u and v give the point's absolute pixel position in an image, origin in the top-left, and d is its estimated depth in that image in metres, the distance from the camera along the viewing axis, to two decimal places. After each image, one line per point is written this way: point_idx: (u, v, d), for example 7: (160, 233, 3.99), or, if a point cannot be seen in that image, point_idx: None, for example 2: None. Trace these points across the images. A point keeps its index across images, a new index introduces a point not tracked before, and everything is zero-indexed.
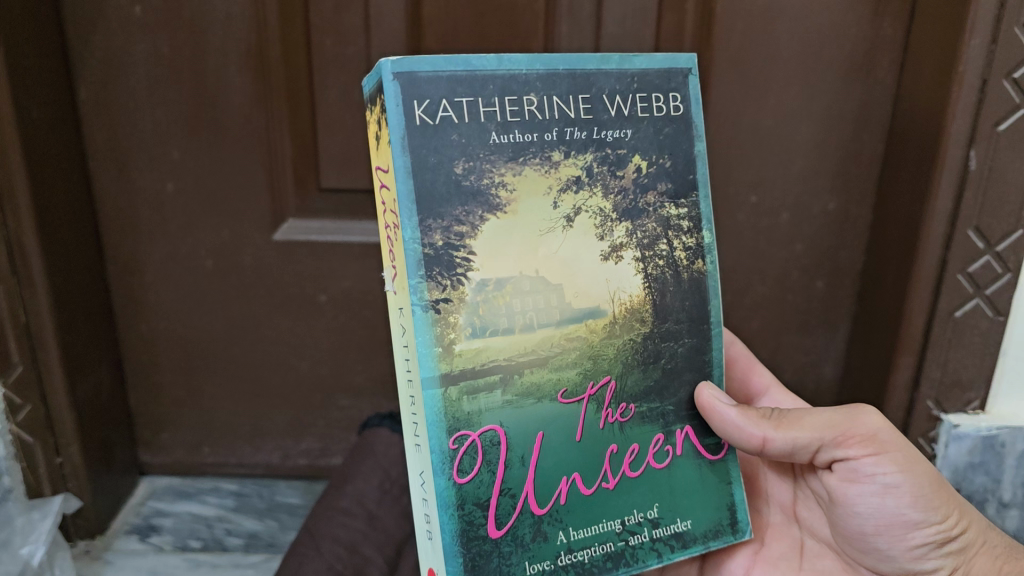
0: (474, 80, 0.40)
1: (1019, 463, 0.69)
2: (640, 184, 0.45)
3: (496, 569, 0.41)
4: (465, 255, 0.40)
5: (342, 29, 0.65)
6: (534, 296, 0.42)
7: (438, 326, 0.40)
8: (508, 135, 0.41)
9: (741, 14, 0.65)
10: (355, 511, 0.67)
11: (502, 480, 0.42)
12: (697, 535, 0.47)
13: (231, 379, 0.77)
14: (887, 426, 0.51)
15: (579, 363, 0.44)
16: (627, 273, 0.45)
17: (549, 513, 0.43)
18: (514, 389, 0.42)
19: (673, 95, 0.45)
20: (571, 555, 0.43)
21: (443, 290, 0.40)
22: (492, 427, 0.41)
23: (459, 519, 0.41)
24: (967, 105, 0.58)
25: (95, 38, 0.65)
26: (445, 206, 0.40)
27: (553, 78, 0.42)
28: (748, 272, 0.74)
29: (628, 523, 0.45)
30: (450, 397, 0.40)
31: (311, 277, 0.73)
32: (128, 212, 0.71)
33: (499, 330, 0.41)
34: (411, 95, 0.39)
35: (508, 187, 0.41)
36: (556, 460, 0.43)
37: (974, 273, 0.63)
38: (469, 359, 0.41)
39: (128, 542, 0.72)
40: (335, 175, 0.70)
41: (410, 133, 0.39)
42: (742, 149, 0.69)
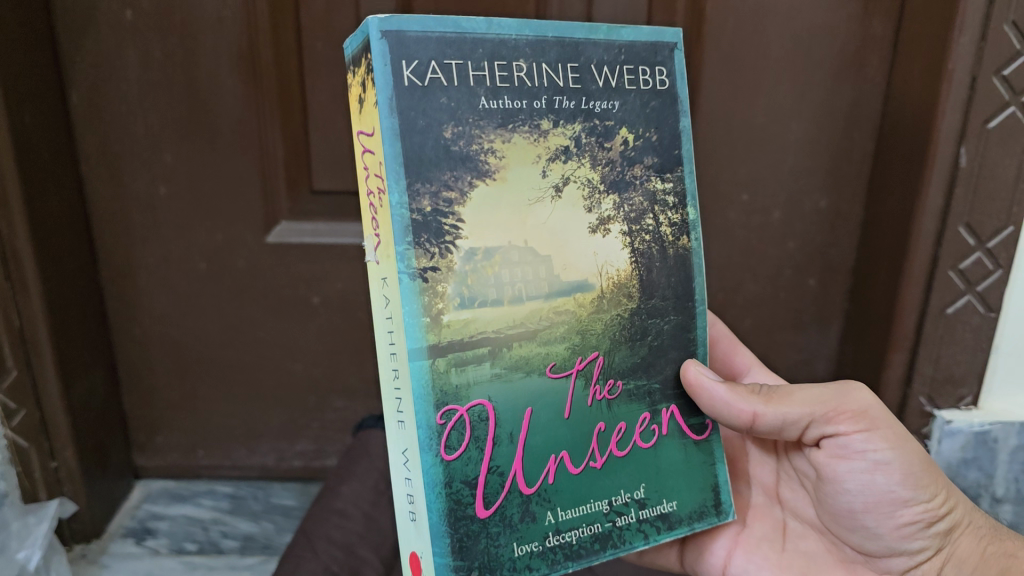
0: (463, 44, 0.39)
1: (1012, 458, 0.69)
2: (627, 157, 0.44)
3: (485, 550, 0.40)
4: (453, 222, 0.39)
5: (333, 32, 0.65)
6: (523, 267, 0.41)
7: (426, 296, 0.38)
8: (496, 101, 0.40)
9: (731, 13, 0.65)
10: (350, 512, 0.67)
11: (490, 457, 0.41)
12: (683, 516, 0.46)
13: (225, 382, 0.77)
14: (878, 404, 0.51)
15: (568, 337, 0.43)
16: (614, 247, 0.45)
17: (538, 493, 0.42)
18: (503, 362, 0.41)
19: (659, 68, 0.45)
20: (559, 536, 0.42)
21: (431, 258, 0.39)
22: (481, 402, 0.40)
23: (446, 498, 0.39)
24: (957, 102, 0.59)
25: (87, 43, 0.65)
26: (434, 170, 0.39)
27: (542, 45, 0.41)
28: (740, 270, 0.74)
29: (615, 503, 0.44)
30: (438, 369, 0.39)
31: (305, 279, 0.73)
32: (121, 216, 0.71)
33: (487, 301, 0.40)
34: (400, 55, 0.37)
35: (497, 154, 0.40)
36: (545, 438, 0.42)
37: (965, 270, 0.63)
38: (457, 330, 0.39)
39: (124, 545, 0.72)
40: (328, 177, 0.70)
41: (399, 93, 0.37)
42: (733, 147, 0.69)
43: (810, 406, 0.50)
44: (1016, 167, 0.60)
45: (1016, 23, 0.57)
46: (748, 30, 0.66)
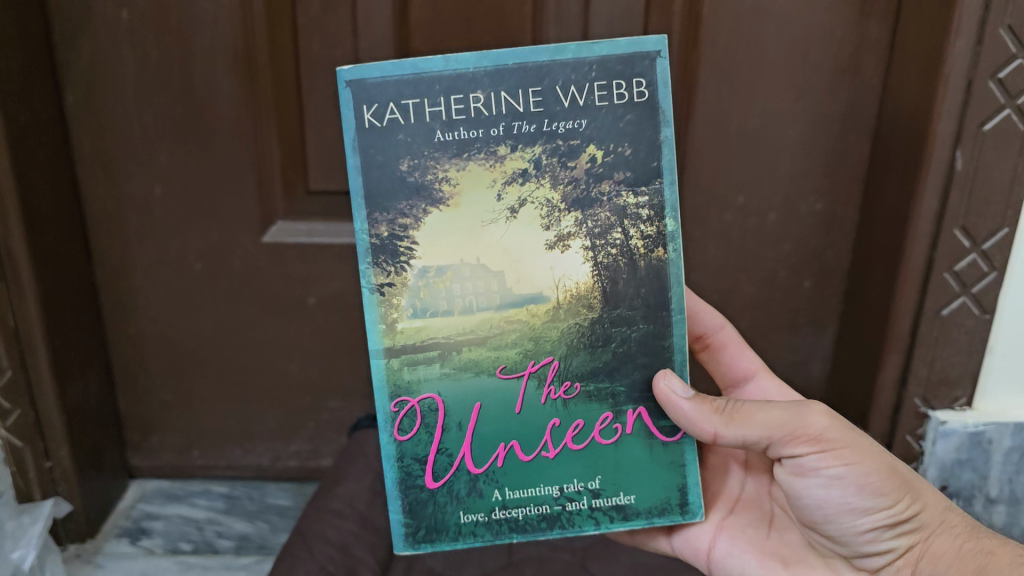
0: (421, 83, 0.44)
1: (1006, 459, 0.69)
2: (594, 174, 0.45)
3: (432, 514, 0.47)
4: (407, 245, 0.45)
5: (330, 33, 0.65)
6: (474, 282, 0.46)
7: (382, 306, 0.45)
8: (451, 133, 0.44)
9: (729, 15, 0.65)
10: (346, 512, 0.67)
11: (440, 440, 0.47)
12: (640, 510, 0.48)
13: (221, 382, 0.77)
14: (834, 422, 0.49)
15: (520, 343, 0.46)
16: (574, 261, 0.46)
17: (486, 473, 0.47)
18: (454, 363, 0.46)
19: (636, 80, 0.44)
20: (505, 511, 0.47)
21: (387, 275, 0.45)
22: (431, 395, 0.46)
23: (399, 469, 0.47)
24: (953, 105, 0.59)
25: (82, 42, 0.65)
26: (391, 199, 0.45)
27: (502, 73, 0.44)
28: (735, 271, 0.74)
29: (566, 490, 0.47)
30: (392, 367, 0.46)
31: (301, 280, 0.73)
32: (116, 215, 0.70)
33: (438, 311, 0.46)
34: (362, 100, 0.44)
35: (451, 182, 0.45)
36: (495, 428, 0.47)
37: (960, 272, 0.63)
38: (410, 335, 0.46)
39: (119, 545, 0.72)
40: (325, 177, 0.70)
41: (361, 132, 0.44)
42: (730, 149, 0.69)
43: (765, 432, 0.49)
44: (1012, 169, 0.61)
45: (1012, 27, 0.57)
46: (745, 32, 0.66)
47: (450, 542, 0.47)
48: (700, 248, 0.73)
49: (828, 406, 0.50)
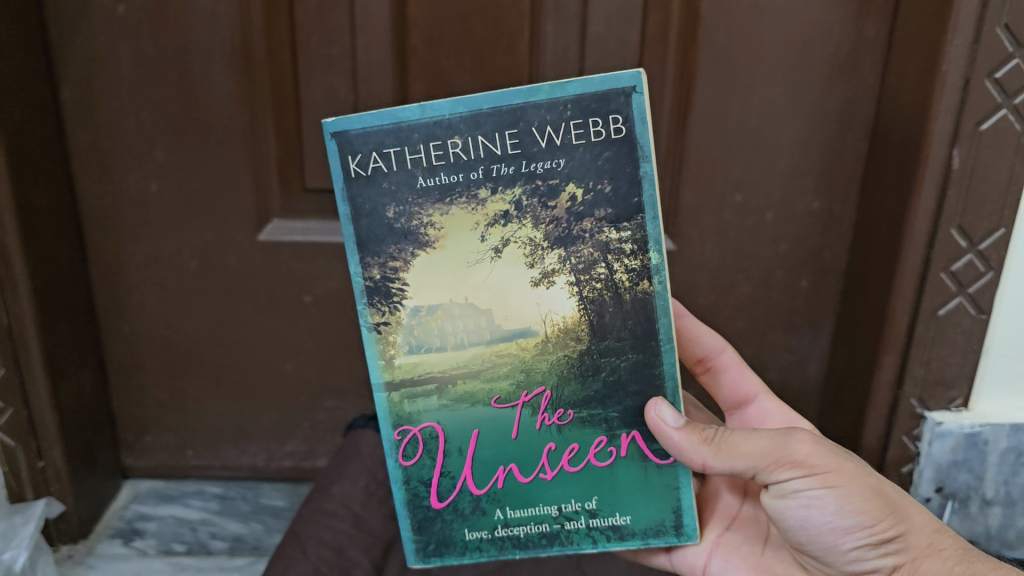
0: (400, 132, 0.43)
1: (1001, 461, 0.69)
2: (575, 212, 0.44)
3: (440, 531, 0.48)
4: (399, 286, 0.45)
5: (328, 30, 0.65)
6: (464, 319, 0.46)
7: (380, 344, 0.46)
8: (434, 178, 0.44)
9: (727, 14, 0.65)
10: (341, 512, 0.67)
11: (442, 464, 0.47)
12: (636, 530, 0.48)
13: (215, 381, 0.77)
14: (820, 449, 0.49)
15: (512, 374, 0.46)
16: (560, 297, 0.46)
17: (488, 494, 0.47)
18: (450, 394, 0.46)
19: (612, 117, 0.43)
20: (507, 529, 0.48)
21: (383, 314, 0.45)
22: (430, 424, 0.47)
23: (406, 491, 0.48)
24: (949, 105, 0.59)
25: (78, 37, 0.64)
26: (381, 244, 0.45)
27: (478, 118, 0.43)
28: (732, 271, 0.74)
29: (564, 510, 0.47)
30: (392, 400, 0.46)
31: (296, 278, 0.73)
32: (111, 213, 0.70)
33: (432, 347, 0.46)
34: (346, 153, 0.43)
35: (436, 227, 0.44)
36: (493, 452, 0.47)
37: (956, 272, 0.64)
38: (408, 370, 0.46)
39: (111, 546, 0.72)
40: (321, 175, 0.70)
41: (348, 184, 0.44)
42: (727, 149, 0.69)
43: (751, 460, 0.48)
44: (1008, 169, 0.61)
45: (1009, 26, 0.58)
46: (743, 31, 0.66)
47: (457, 556, 0.48)
48: (697, 248, 0.73)
49: (812, 433, 0.50)
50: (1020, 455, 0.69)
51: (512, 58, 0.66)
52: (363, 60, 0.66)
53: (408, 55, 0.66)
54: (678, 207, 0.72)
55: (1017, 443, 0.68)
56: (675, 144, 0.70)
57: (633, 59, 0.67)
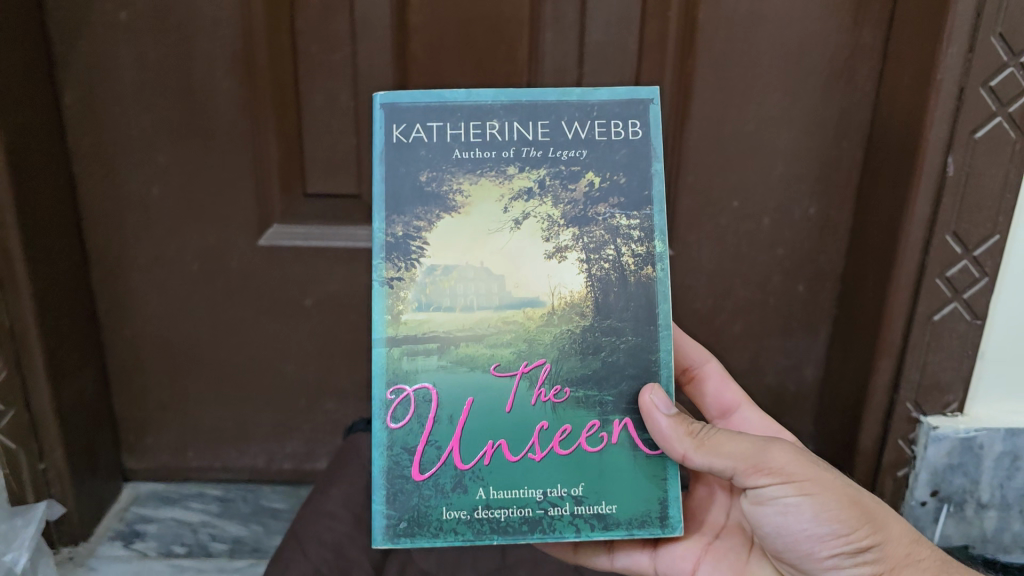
0: (445, 110, 0.46)
1: (996, 464, 0.70)
2: (592, 197, 0.46)
3: (415, 507, 0.46)
4: (419, 244, 0.46)
5: (330, 36, 0.66)
6: (476, 283, 0.46)
7: (389, 298, 0.45)
8: (468, 153, 0.46)
9: (724, 22, 0.66)
10: (340, 514, 0.67)
11: (429, 432, 0.46)
12: (621, 520, 0.47)
13: (216, 383, 0.77)
14: (797, 457, 0.49)
15: (514, 343, 0.46)
16: (570, 272, 0.46)
17: (472, 470, 0.46)
18: (451, 356, 0.46)
19: (631, 121, 0.46)
20: (488, 511, 0.46)
21: (398, 270, 0.45)
22: (426, 386, 0.46)
23: (388, 458, 0.46)
24: (945, 112, 0.60)
25: (81, 43, 0.65)
26: (408, 204, 0.45)
27: (515, 108, 0.46)
28: (729, 276, 0.75)
29: (549, 495, 0.46)
30: (392, 356, 0.45)
31: (297, 282, 0.73)
32: (113, 216, 0.70)
33: (441, 307, 0.46)
34: (392, 120, 0.46)
35: (463, 194, 0.46)
36: (485, 425, 0.46)
37: (952, 278, 0.64)
38: (413, 327, 0.45)
39: (112, 548, 0.72)
40: (323, 180, 0.70)
41: (388, 147, 0.45)
42: (725, 155, 0.70)
43: (731, 461, 0.49)
44: (1002, 176, 0.61)
45: (1003, 36, 0.58)
46: (741, 38, 0.66)
47: (430, 538, 0.45)
48: (695, 252, 0.74)
49: (792, 442, 0.50)
50: (1015, 459, 0.70)
51: (512, 65, 0.67)
52: (364, 66, 0.66)
53: (409, 62, 0.67)
54: (675, 212, 0.72)
55: (1012, 447, 0.69)
56: (672, 150, 0.70)
57: (631, 66, 0.67)
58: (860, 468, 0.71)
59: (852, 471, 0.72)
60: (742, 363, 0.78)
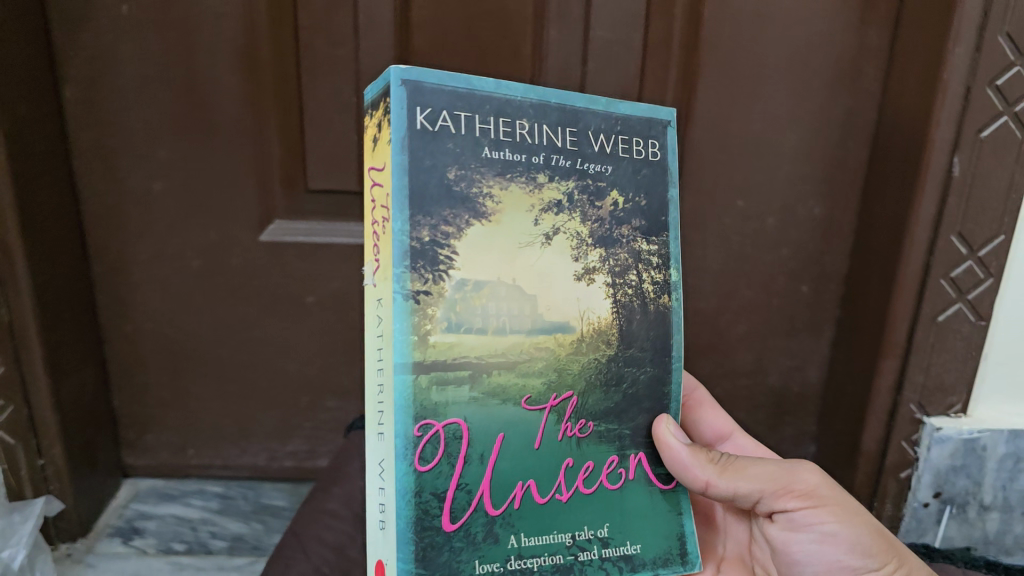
0: (473, 98, 0.40)
1: (999, 466, 0.70)
2: (616, 217, 0.45)
3: (446, 564, 0.40)
4: (448, 254, 0.40)
5: (332, 30, 0.65)
6: (509, 301, 0.42)
7: (416, 316, 0.39)
8: (499, 152, 0.41)
9: (730, 19, 0.65)
10: (342, 513, 0.67)
11: (459, 475, 0.41)
12: (646, 560, 0.45)
13: (216, 380, 0.77)
14: (826, 481, 0.50)
15: (545, 372, 0.43)
16: (596, 296, 0.45)
17: (502, 516, 0.42)
18: (483, 386, 0.41)
19: (651, 142, 0.45)
20: (521, 561, 0.42)
21: (424, 282, 0.39)
22: (456, 420, 0.40)
23: (415, 507, 0.39)
24: (952, 112, 0.59)
25: (82, 36, 0.64)
26: (435, 205, 0.39)
27: (544, 109, 0.42)
28: (734, 276, 0.74)
29: (578, 538, 0.44)
30: (419, 385, 0.39)
31: (299, 279, 0.73)
32: (114, 211, 0.70)
33: (473, 328, 0.40)
34: (416, 103, 0.38)
35: (494, 199, 0.41)
36: (515, 464, 0.42)
37: (957, 278, 0.64)
38: (442, 351, 0.39)
39: (111, 545, 0.71)
40: (324, 175, 0.70)
41: (410, 135, 0.38)
42: (730, 154, 0.70)
43: (760, 482, 0.49)
44: (1007, 178, 0.61)
45: (1010, 36, 0.58)
46: (747, 37, 0.66)
47: None
48: (699, 252, 0.73)
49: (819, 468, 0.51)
50: (1018, 461, 0.69)
51: (516, 62, 0.67)
52: (366, 62, 0.66)
53: (413, 57, 0.66)
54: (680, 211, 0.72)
55: (1015, 449, 0.69)
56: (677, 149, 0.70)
57: (635, 65, 0.67)
58: (863, 471, 0.71)
59: (854, 473, 0.71)
60: (745, 363, 0.78)
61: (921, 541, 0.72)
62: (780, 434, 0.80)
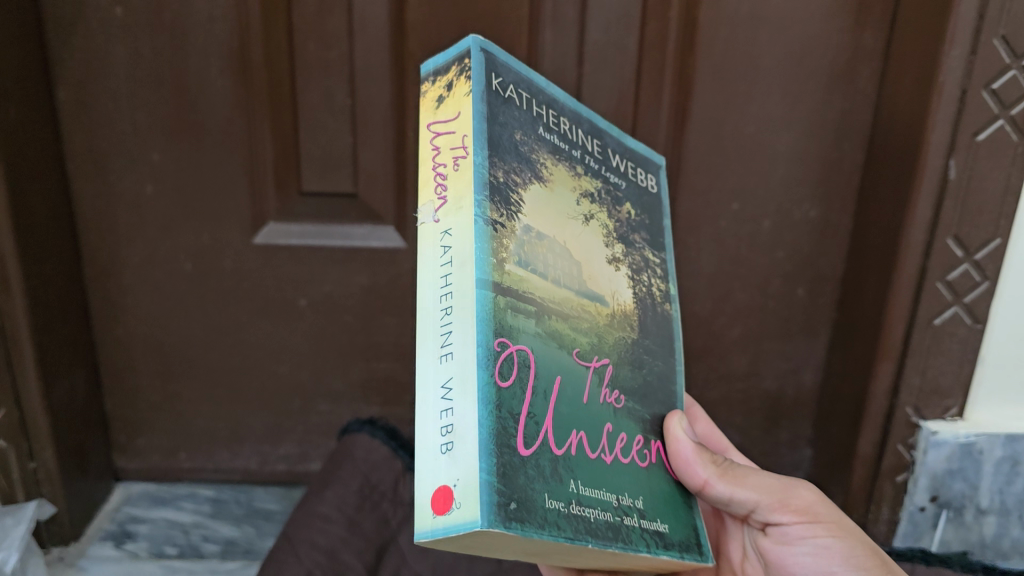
0: (531, 86, 0.42)
1: (996, 470, 0.69)
2: (630, 224, 0.46)
3: (523, 487, 0.32)
4: (517, 199, 0.38)
5: (325, 33, 0.65)
6: (562, 260, 0.40)
7: (494, 241, 0.35)
8: (551, 134, 0.42)
9: (726, 21, 0.65)
10: (333, 517, 0.66)
11: (529, 404, 0.35)
12: (675, 541, 0.40)
13: (208, 383, 0.76)
14: (822, 498, 0.50)
15: (590, 333, 0.41)
16: (621, 284, 0.44)
17: (564, 458, 0.36)
18: (545, 326, 0.37)
19: (650, 175, 0.48)
20: (581, 507, 0.36)
21: (500, 216, 0.36)
22: (525, 348, 0.36)
23: (496, 421, 0.33)
24: (947, 114, 0.59)
25: (74, 38, 0.64)
26: (507, 154, 0.38)
27: (578, 118, 0.45)
28: (729, 278, 0.74)
29: (621, 502, 0.39)
30: (497, 306, 0.34)
31: (292, 282, 0.73)
32: (106, 213, 0.69)
33: (537, 271, 0.38)
34: (490, 68, 0.39)
35: (548, 170, 0.41)
36: (569, 412, 0.38)
37: (952, 281, 0.64)
38: (514, 281, 0.36)
39: (103, 548, 0.71)
40: (316, 178, 0.70)
41: (487, 93, 0.38)
42: (725, 156, 0.69)
43: (758, 493, 0.49)
44: (1004, 181, 0.61)
45: (1006, 38, 0.58)
46: (742, 40, 0.65)
47: (538, 529, 0.32)
48: (693, 255, 0.73)
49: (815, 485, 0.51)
50: (1015, 464, 0.69)
51: None
52: (360, 65, 0.66)
53: (406, 59, 0.66)
54: (675, 213, 0.71)
55: (1012, 452, 0.68)
56: (673, 151, 0.69)
57: (631, 67, 0.66)
58: (859, 474, 0.70)
59: (850, 476, 0.71)
60: (740, 367, 0.77)
61: (917, 545, 0.72)
62: (775, 437, 0.80)
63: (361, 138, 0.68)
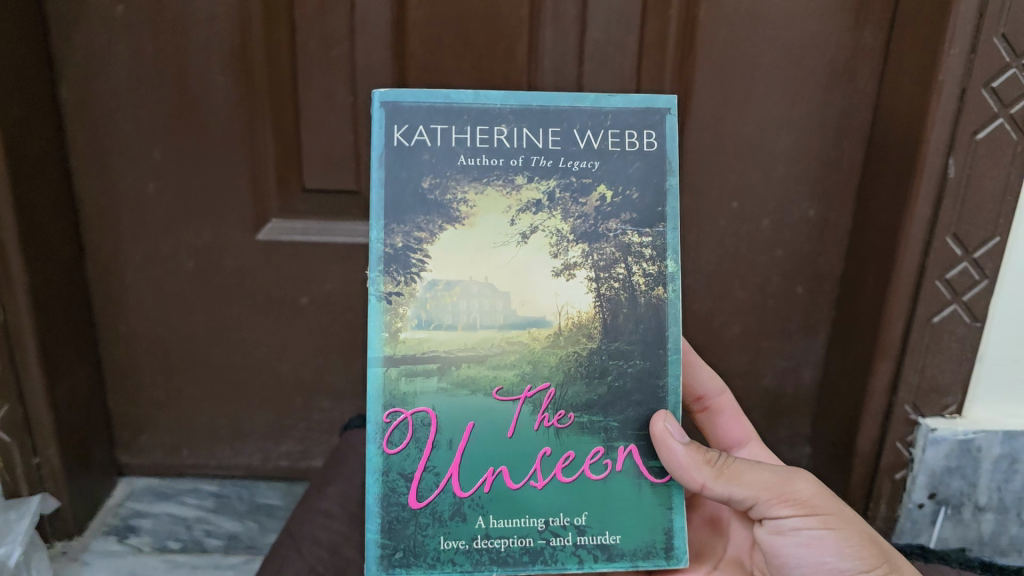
0: (451, 111, 0.44)
1: (995, 467, 0.70)
2: (603, 212, 0.45)
3: (410, 536, 0.44)
4: (420, 257, 0.44)
5: (327, 31, 0.65)
6: (479, 300, 0.44)
7: (387, 315, 0.43)
8: (474, 160, 0.44)
9: (726, 20, 0.65)
10: (335, 512, 0.67)
11: (428, 457, 0.44)
12: (625, 551, 0.45)
13: (210, 380, 0.77)
14: (821, 490, 0.50)
15: (518, 365, 0.45)
16: (578, 291, 0.45)
17: (471, 498, 0.44)
18: (451, 377, 0.44)
19: (646, 132, 0.45)
20: (487, 540, 0.44)
21: (397, 284, 0.44)
22: (424, 409, 0.44)
23: (383, 484, 0.43)
24: (946, 113, 0.59)
25: (77, 37, 0.64)
26: (409, 214, 0.43)
27: (526, 112, 0.44)
28: (728, 277, 0.74)
29: (551, 524, 0.44)
30: (388, 376, 0.43)
31: (294, 279, 0.73)
32: (109, 212, 0.70)
33: (442, 325, 0.44)
34: (393, 121, 0.43)
35: (468, 204, 0.44)
36: (485, 450, 0.44)
37: (951, 280, 0.64)
38: (411, 346, 0.44)
39: (106, 543, 0.72)
40: (318, 176, 0.70)
41: (389, 152, 0.43)
42: (725, 155, 0.70)
43: (755, 488, 0.49)
44: (1003, 179, 0.61)
45: (1006, 36, 0.58)
46: (742, 38, 0.66)
47: (425, 569, 0.44)
48: (693, 253, 0.73)
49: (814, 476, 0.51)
50: (1014, 462, 0.69)
51: (510, 63, 0.66)
52: (362, 62, 0.66)
53: (407, 58, 0.66)
54: None
55: (1010, 449, 0.69)
56: None
57: (630, 66, 0.67)
58: (858, 471, 0.71)
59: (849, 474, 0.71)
60: (739, 365, 0.78)
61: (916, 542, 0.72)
62: (774, 435, 0.80)
63: (362, 135, 0.68)
